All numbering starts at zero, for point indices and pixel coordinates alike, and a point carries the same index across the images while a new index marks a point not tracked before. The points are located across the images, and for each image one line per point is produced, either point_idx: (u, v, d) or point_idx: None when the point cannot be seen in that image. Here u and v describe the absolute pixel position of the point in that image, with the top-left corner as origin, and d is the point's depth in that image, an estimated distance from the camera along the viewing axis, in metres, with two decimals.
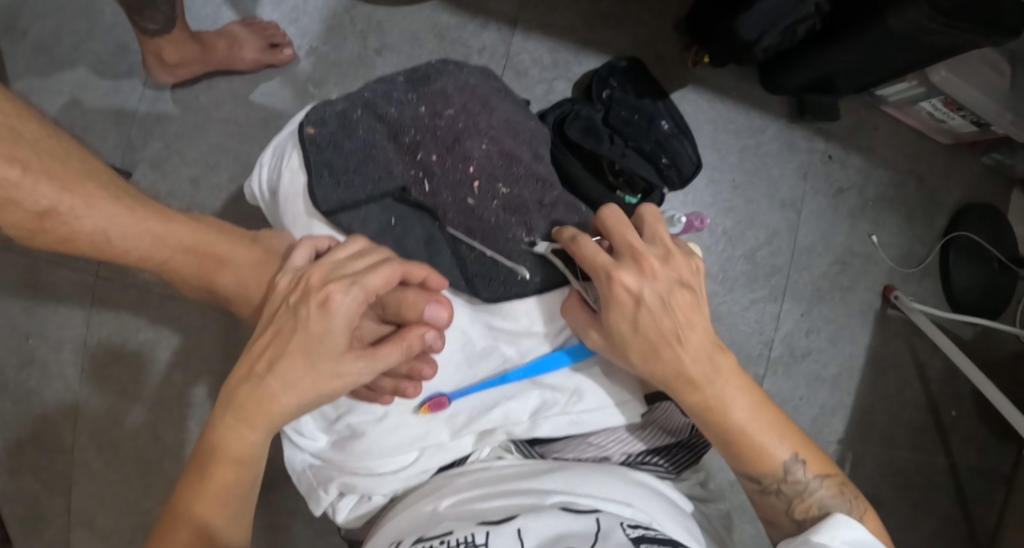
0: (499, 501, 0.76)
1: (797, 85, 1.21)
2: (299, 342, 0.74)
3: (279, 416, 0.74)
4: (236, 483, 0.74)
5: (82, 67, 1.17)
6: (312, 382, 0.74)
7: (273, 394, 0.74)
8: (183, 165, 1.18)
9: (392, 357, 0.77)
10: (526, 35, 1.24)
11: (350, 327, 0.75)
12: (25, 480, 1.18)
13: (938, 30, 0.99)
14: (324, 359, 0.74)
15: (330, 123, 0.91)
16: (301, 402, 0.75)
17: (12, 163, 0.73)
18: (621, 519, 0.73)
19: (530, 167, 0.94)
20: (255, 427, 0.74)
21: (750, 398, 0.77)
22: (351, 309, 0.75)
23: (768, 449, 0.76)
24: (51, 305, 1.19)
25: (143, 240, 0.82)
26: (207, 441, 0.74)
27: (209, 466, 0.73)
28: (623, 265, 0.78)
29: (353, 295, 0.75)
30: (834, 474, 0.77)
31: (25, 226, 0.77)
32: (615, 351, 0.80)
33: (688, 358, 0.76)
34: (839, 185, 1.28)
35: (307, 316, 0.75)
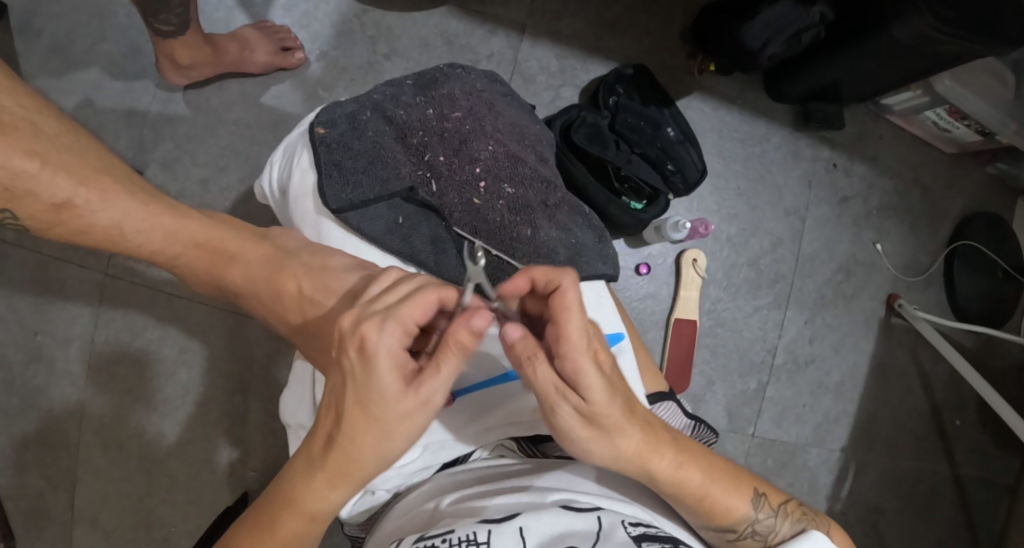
0: (498, 499, 0.75)
1: (802, 92, 1.22)
2: (349, 393, 0.64)
3: (363, 472, 0.66)
4: (308, 538, 0.68)
5: (95, 67, 1.19)
6: (380, 431, 0.64)
7: (346, 453, 0.65)
8: (193, 165, 1.19)
9: (451, 368, 0.64)
10: (533, 41, 1.25)
11: (400, 367, 0.64)
12: (28, 476, 1.19)
13: (942, 40, 1.00)
14: (387, 407, 0.63)
15: (341, 125, 0.92)
16: (381, 450, 0.65)
17: (33, 156, 0.74)
18: (623, 517, 0.73)
19: (534, 169, 0.96)
20: (339, 485, 0.66)
21: (697, 457, 0.76)
22: (397, 350, 0.64)
23: (735, 499, 0.77)
24: (59, 302, 1.20)
25: (158, 234, 0.83)
26: (279, 498, 0.67)
27: (281, 520, 0.67)
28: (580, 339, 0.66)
29: (386, 331, 0.63)
30: (790, 501, 0.81)
31: (41, 219, 0.77)
32: (593, 427, 0.69)
33: (641, 429, 0.71)
34: (843, 193, 1.29)
35: (353, 366, 0.64)
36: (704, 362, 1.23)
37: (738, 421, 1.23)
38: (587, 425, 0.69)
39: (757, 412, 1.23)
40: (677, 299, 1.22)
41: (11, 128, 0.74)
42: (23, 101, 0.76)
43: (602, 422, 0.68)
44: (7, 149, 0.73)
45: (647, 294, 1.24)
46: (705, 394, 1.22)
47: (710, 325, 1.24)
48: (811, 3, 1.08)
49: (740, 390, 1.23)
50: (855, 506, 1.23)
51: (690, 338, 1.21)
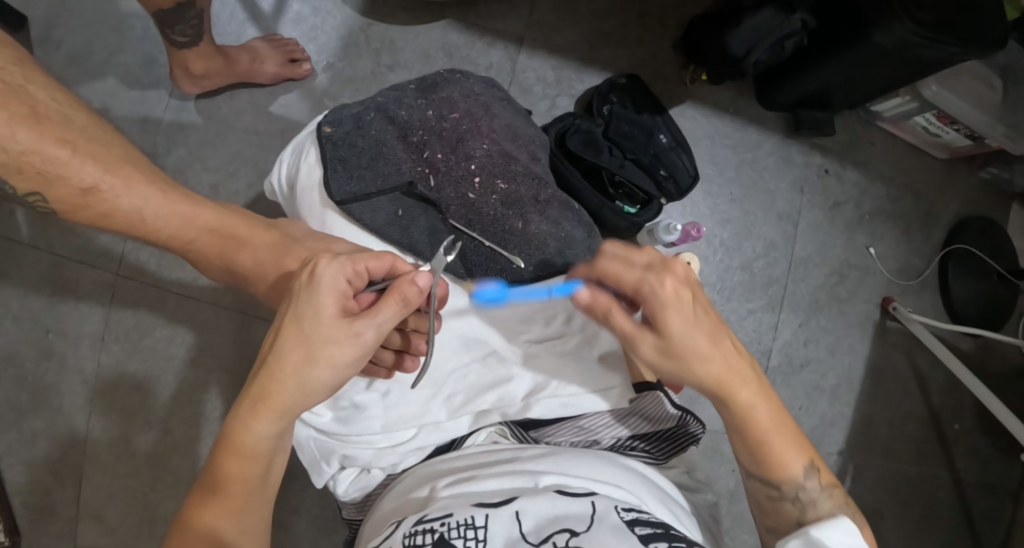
0: (492, 485, 0.75)
1: (793, 100, 1.26)
2: (291, 314, 0.74)
3: (292, 405, 0.73)
4: (241, 476, 0.73)
5: (112, 77, 1.25)
6: (309, 351, 0.73)
7: (274, 374, 0.73)
8: (203, 171, 1.25)
9: (385, 312, 0.75)
10: (531, 52, 1.30)
11: (337, 298, 0.75)
12: (36, 471, 1.22)
13: (920, 44, 1.04)
14: (317, 326, 0.73)
15: (346, 123, 0.93)
16: (308, 376, 0.73)
17: (64, 144, 0.80)
18: (615, 503, 0.72)
19: (527, 167, 0.96)
20: (261, 414, 0.73)
21: (774, 407, 0.78)
22: (339, 284, 0.75)
23: (785, 456, 0.77)
24: (72, 301, 1.25)
25: (175, 221, 0.88)
26: (225, 429, 0.73)
27: (221, 452, 0.73)
28: (658, 272, 0.78)
29: (334, 261, 0.75)
30: (841, 488, 0.78)
31: (70, 202, 0.83)
32: (672, 353, 0.77)
33: (721, 357, 0.77)
34: (836, 199, 1.31)
35: (298, 292, 0.75)
36: None
37: None
38: (667, 356, 0.77)
39: None
40: None
41: (45, 118, 0.80)
42: (54, 95, 0.82)
43: (681, 346, 0.76)
44: (42, 137, 0.79)
45: None
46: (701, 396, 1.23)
47: None
48: (792, 10, 1.11)
49: None
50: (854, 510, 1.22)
51: None
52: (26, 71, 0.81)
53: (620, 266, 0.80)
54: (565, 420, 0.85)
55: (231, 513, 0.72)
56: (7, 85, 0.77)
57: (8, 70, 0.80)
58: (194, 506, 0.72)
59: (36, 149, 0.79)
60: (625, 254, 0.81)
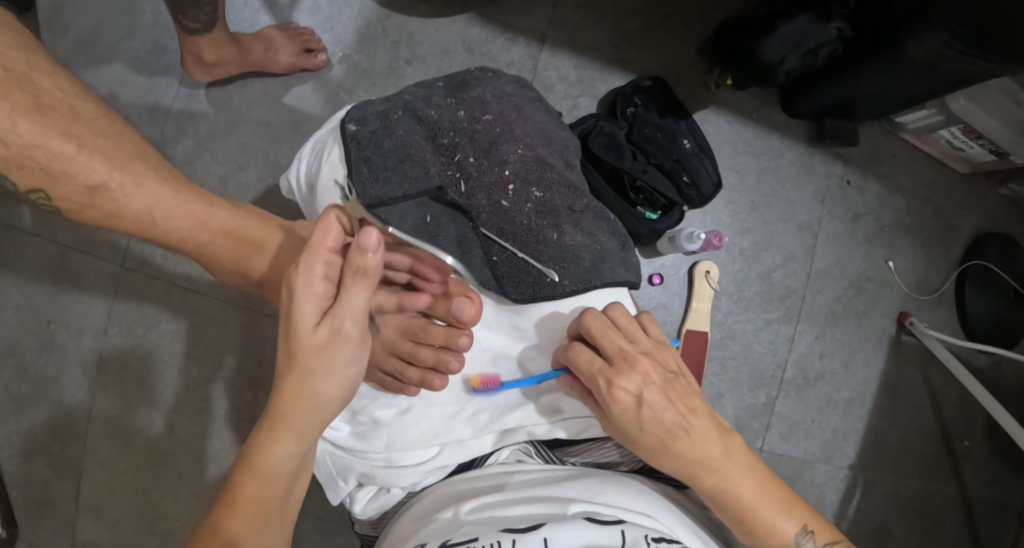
0: (520, 508, 0.73)
1: (817, 108, 1.23)
2: (284, 331, 0.73)
3: (305, 416, 0.73)
4: (271, 495, 0.73)
5: (121, 62, 1.20)
6: (303, 366, 0.72)
7: (286, 396, 0.72)
8: (213, 162, 1.21)
9: (354, 297, 0.71)
10: (553, 51, 1.27)
11: (321, 304, 0.71)
12: (35, 465, 1.19)
13: (957, 58, 1.01)
14: (301, 339, 0.71)
15: (372, 122, 0.90)
16: (302, 387, 0.72)
17: (68, 138, 0.75)
18: (647, 532, 0.70)
19: (562, 174, 0.93)
20: (280, 434, 0.72)
21: (755, 478, 0.75)
22: (320, 289, 0.71)
23: (778, 528, 0.73)
24: (74, 292, 1.21)
25: (187, 222, 0.84)
26: (245, 454, 0.72)
27: (244, 481, 0.72)
28: (620, 370, 0.76)
29: (303, 266, 0.70)
30: (840, 541, 0.76)
31: (74, 200, 0.78)
32: (641, 434, 0.75)
33: (691, 438, 0.74)
34: (856, 210, 1.30)
35: (284, 306, 0.72)
36: (714, 375, 1.23)
37: (747, 434, 1.22)
38: (637, 437, 0.75)
39: (766, 426, 1.23)
40: (689, 310, 1.22)
41: (49, 109, 0.74)
42: (61, 84, 0.77)
43: (650, 427, 0.74)
44: (45, 131, 0.74)
45: (658, 304, 1.24)
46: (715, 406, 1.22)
47: (720, 338, 1.24)
48: (829, 19, 1.08)
49: (749, 403, 1.23)
50: (861, 524, 1.22)
51: (702, 348, 1.19)
52: (30, 57, 0.76)
53: (585, 354, 0.78)
54: (591, 441, 0.83)
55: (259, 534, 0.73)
56: (9, 73, 0.72)
57: (11, 55, 0.74)
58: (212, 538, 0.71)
59: (37, 143, 0.73)
60: (599, 337, 0.79)
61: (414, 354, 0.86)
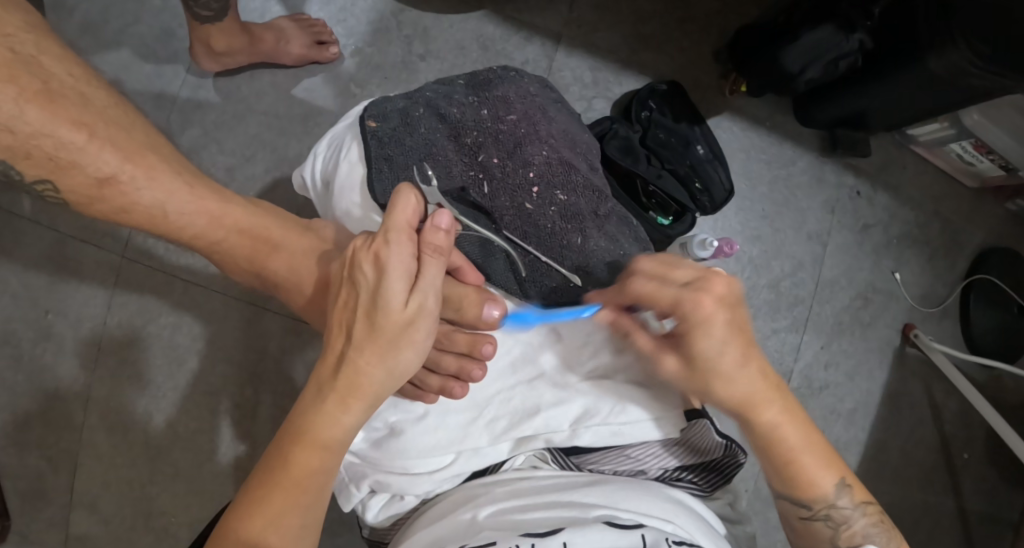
0: (540, 513, 0.72)
1: (831, 119, 1.23)
2: (358, 304, 0.70)
3: (374, 389, 0.70)
4: (322, 471, 0.68)
5: (127, 48, 1.18)
6: (384, 339, 0.69)
7: (358, 366, 0.69)
8: (219, 153, 1.18)
9: (434, 273, 0.70)
10: (569, 51, 1.26)
11: (408, 278, 0.69)
12: (29, 457, 1.16)
13: (976, 73, 1.01)
14: (388, 313, 0.68)
15: (392, 119, 0.88)
16: (379, 362, 0.69)
17: (79, 127, 0.72)
18: (667, 536, 0.69)
19: (587, 177, 0.92)
20: (351, 406, 0.69)
21: (804, 430, 0.75)
22: (409, 261, 0.69)
23: (814, 478, 0.74)
24: (73, 282, 1.18)
25: (200, 218, 0.81)
26: (297, 424, 0.68)
27: (296, 451, 0.67)
28: (692, 295, 0.74)
29: (396, 241, 0.68)
30: (875, 504, 0.76)
31: (84, 192, 0.75)
32: (696, 372, 0.75)
33: (749, 379, 0.74)
34: (865, 221, 1.30)
35: (367, 276, 0.69)
36: None
37: None
38: (691, 375, 0.76)
39: None
40: None
41: (60, 96, 0.72)
42: (71, 70, 0.74)
43: (707, 367, 0.74)
44: (55, 119, 0.71)
45: None
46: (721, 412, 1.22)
47: None
48: (852, 30, 1.08)
49: None
50: None
51: None
52: (39, 40, 0.73)
53: (654, 286, 0.77)
54: (608, 449, 0.81)
55: (303, 510, 0.67)
56: (17, 57, 0.70)
57: (19, 38, 0.72)
58: (256, 510, 0.65)
59: (46, 132, 0.71)
60: (659, 270, 0.78)
61: (436, 361, 0.84)
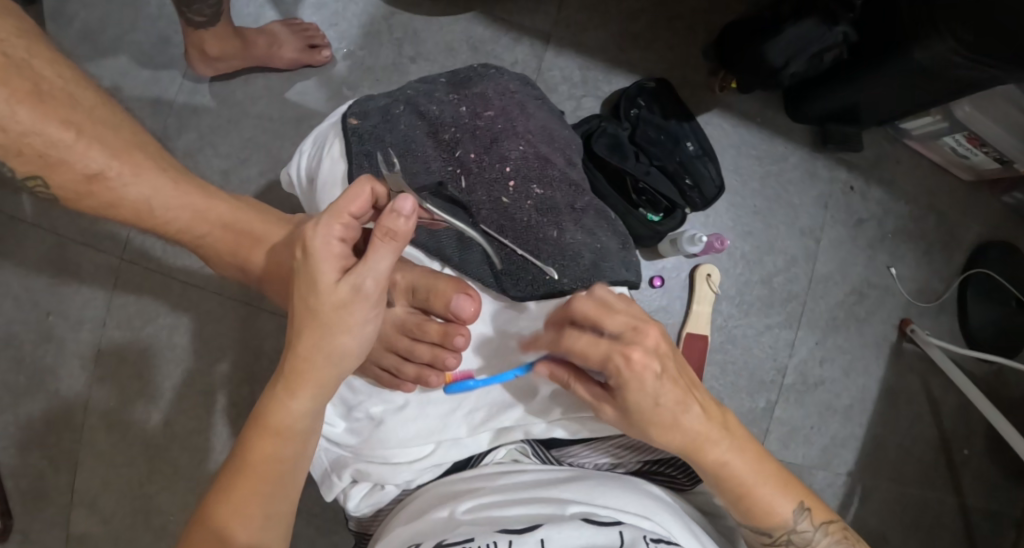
0: (519, 508, 0.72)
1: (821, 112, 1.23)
2: (298, 291, 0.72)
3: (320, 370, 0.71)
4: (277, 455, 0.70)
5: (125, 55, 1.21)
6: (321, 321, 0.71)
7: (298, 350, 0.71)
8: (214, 156, 1.21)
9: (378, 255, 0.70)
10: (558, 51, 1.27)
11: (338, 261, 0.71)
12: (30, 456, 1.18)
13: (961, 64, 1.01)
14: (320, 294, 0.70)
15: (373, 116, 0.92)
16: (318, 345, 0.71)
17: (67, 126, 0.75)
18: (644, 533, 0.69)
19: (564, 172, 0.94)
20: (296, 390, 0.70)
21: (755, 464, 0.73)
22: (337, 246, 0.71)
23: (775, 504, 0.74)
24: (73, 284, 1.21)
25: (185, 213, 0.83)
26: (254, 414, 0.71)
27: (253, 439, 0.70)
28: (631, 342, 0.70)
29: (319, 225, 0.71)
30: (837, 520, 0.77)
31: (72, 189, 0.77)
32: (633, 423, 0.72)
33: (695, 419, 0.71)
34: (859, 216, 1.29)
35: (302, 264, 0.72)
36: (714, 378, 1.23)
37: None
38: (630, 424, 0.73)
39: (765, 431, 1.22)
40: (690, 313, 1.22)
41: (49, 97, 0.74)
42: (59, 71, 0.77)
43: (641, 416, 0.71)
44: (44, 118, 0.73)
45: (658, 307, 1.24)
46: None
47: (721, 341, 1.24)
48: (835, 21, 1.08)
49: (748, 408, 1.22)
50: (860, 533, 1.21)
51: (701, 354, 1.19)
52: (30, 44, 0.76)
53: (588, 337, 0.72)
54: (587, 441, 0.82)
55: (267, 497, 0.69)
56: (8, 58, 0.72)
57: (11, 42, 0.74)
58: (221, 500, 0.68)
59: (36, 130, 0.73)
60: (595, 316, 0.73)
61: (410, 350, 0.85)
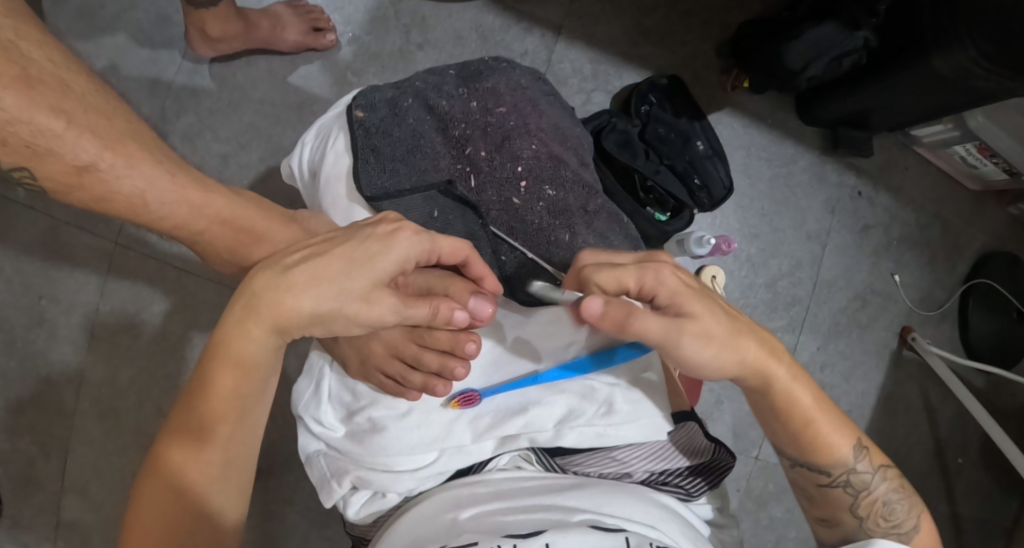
0: (523, 515, 0.71)
1: (833, 117, 1.21)
2: (343, 250, 0.69)
3: (291, 321, 0.67)
4: (236, 391, 0.68)
5: (123, 33, 1.16)
6: (329, 280, 0.68)
7: (293, 287, 0.67)
8: (213, 141, 1.17)
9: (415, 312, 0.71)
10: (569, 43, 1.24)
11: (399, 262, 0.71)
12: (20, 442, 1.16)
13: (978, 74, 0.99)
14: (367, 273, 0.69)
15: (379, 109, 0.89)
16: (319, 305, 0.67)
17: (58, 114, 0.70)
18: (651, 540, 0.69)
19: (576, 172, 0.93)
20: (261, 325, 0.67)
21: (816, 395, 0.75)
22: (409, 252, 0.71)
23: (835, 438, 0.75)
24: (66, 268, 1.18)
25: (182, 209, 0.79)
26: (218, 339, 0.67)
27: (216, 367, 0.67)
28: (655, 258, 0.73)
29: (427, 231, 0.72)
30: (892, 468, 0.78)
31: (62, 181, 0.73)
32: (710, 339, 0.70)
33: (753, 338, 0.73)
34: (865, 222, 1.28)
35: (370, 233, 0.71)
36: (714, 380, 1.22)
37: (744, 441, 1.22)
38: (707, 343, 0.70)
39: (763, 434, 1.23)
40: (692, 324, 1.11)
41: (37, 82, 0.70)
42: (52, 56, 0.73)
43: (712, 327, 0.71)
44: (33, 105, 0.69)
45: None
46: (714, 412, 1.21)
47: None
48: (857, 26, 1.05)
49: (747, 410, 1.22)
50: None
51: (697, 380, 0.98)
52: (19, 25, 0.71)
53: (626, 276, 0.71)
54: (593, 450, 0.80)
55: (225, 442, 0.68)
56: None
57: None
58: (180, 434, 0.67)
59: (24, 119, 0.69)
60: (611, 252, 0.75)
61: (418, 358, 0.83)
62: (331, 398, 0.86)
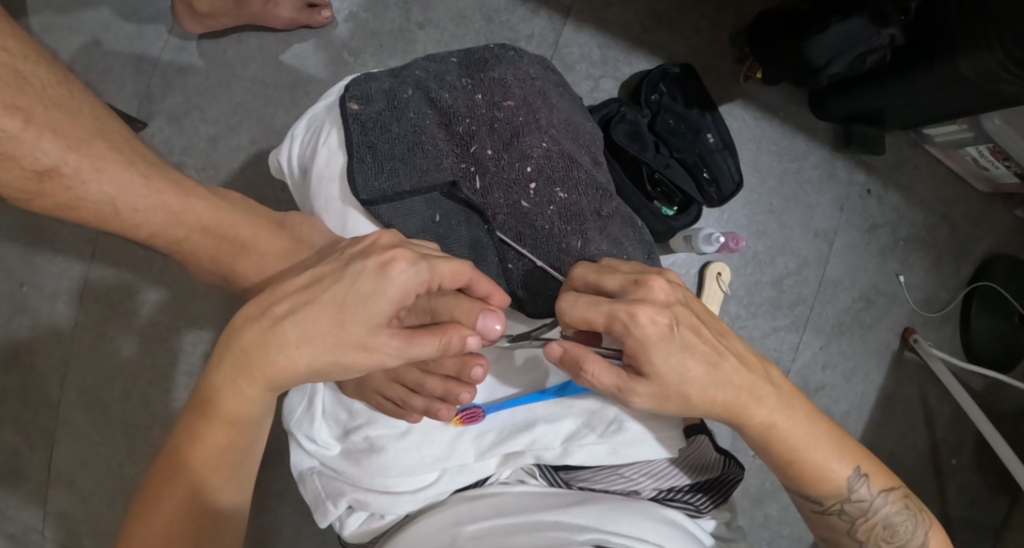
0: (524, 535, 0.68)
1: (848, 112, 1.17)
2: (337, 293, 0.66)
3: (283, 375, 0.66)
4: (228, 447, 0.68)
5: (106, 7, 1.10)
6: (320, 328, 0.65)
7: (284, 342, 0.65)
8: (201, 121, 1.11)
9: (421, 349, 0.67)
10: (578, 26, 1.18)
11: (397, 301, 0.67)
12: (5, 431, 1.13)
13: (1006, 80, 0.94)
14: (362, 319, 0.66)
15: (377, 102, 0.84)
16: (314, 360, 0.66)
17: (12, 112, 0.65)
18: None
19: (590, 173, 0.88)
20: (253, 381, 0.66)
21: (807, 426, 0.71)
22: (409, 289, 0.67)
23: (831, 470, 0.72)
24: (48, 254, 1.14)
25: (157, 214, 0.74)
26: (204, 391, 0.67)
27: (203, 424, 0.67)
28: (639, 299, 0.67)
29: (427, 261, 0.67)
30: (898, 488, 0.75)
31: (20, 187, 0.68)
32: (670, 396, 0.69)
33: (735, 374, 0.70)
34: (874, 221, 1.26)
35: (362, 271, 0.66)
36: None
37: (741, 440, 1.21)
38: (665, 400, 0.69)
39: None
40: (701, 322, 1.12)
41: None
42: (15, 49, 0.68)
43: (679, 386, 0.68)
44: None
45: None
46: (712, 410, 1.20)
47: None
48: (885, 23, 1.02)
49: None
50: None
51: None
52: None
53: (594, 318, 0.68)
54: (599, 467, 0.79)
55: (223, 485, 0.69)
56: None
57: None
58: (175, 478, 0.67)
59: None
60: (595, 279, 0.71)
61: (420, 383, 0.79)
62: (324, 415, 0.83)
